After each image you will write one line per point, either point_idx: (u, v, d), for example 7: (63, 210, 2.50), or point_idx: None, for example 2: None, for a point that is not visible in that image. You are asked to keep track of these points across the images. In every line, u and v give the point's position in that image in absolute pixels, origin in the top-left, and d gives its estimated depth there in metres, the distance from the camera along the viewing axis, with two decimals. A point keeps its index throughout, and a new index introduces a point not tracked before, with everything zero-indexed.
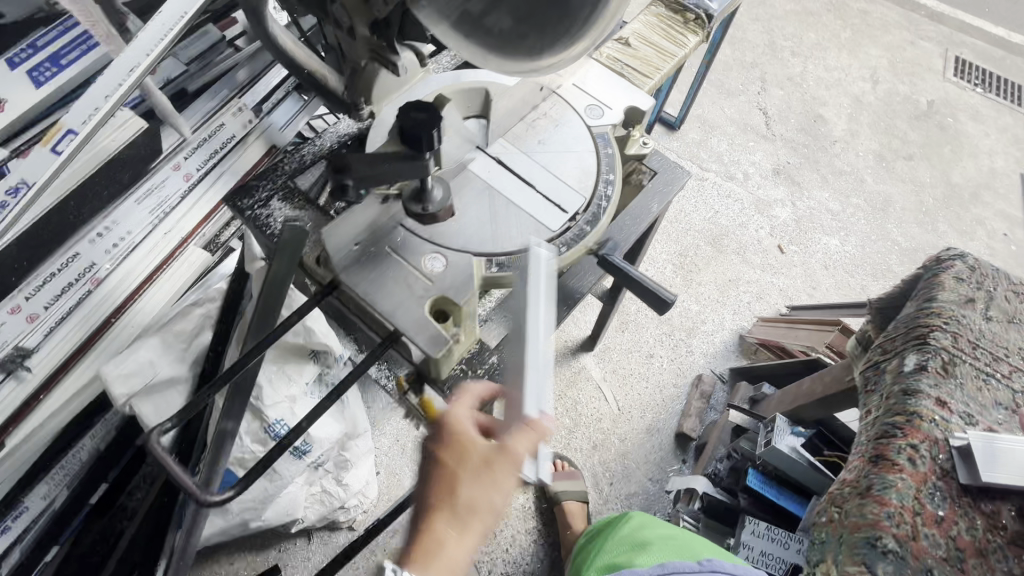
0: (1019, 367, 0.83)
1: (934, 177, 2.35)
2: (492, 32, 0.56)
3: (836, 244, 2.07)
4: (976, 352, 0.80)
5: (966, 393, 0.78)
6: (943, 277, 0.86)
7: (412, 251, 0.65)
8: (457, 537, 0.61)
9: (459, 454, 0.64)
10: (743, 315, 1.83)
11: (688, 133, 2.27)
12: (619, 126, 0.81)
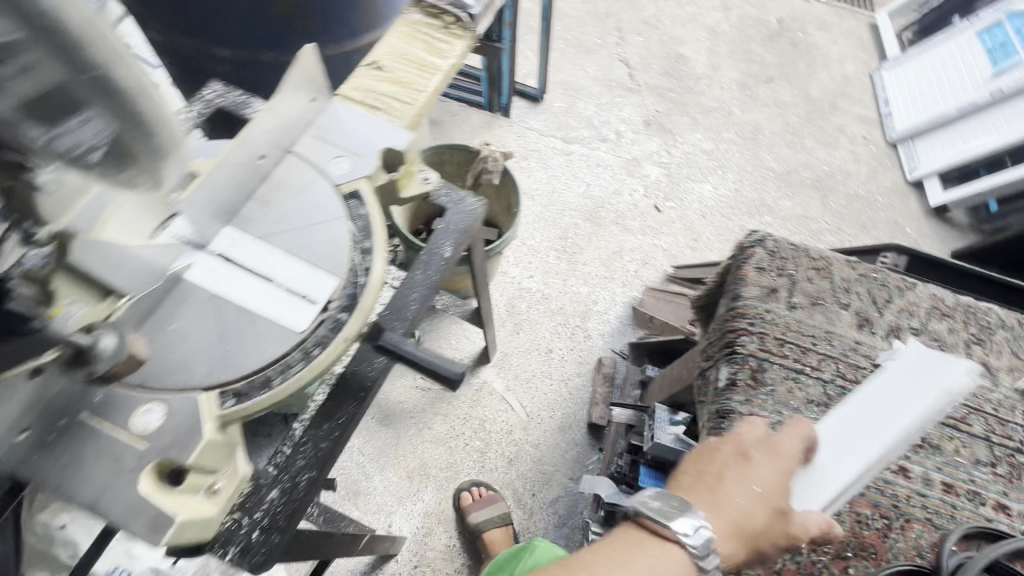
0: (827, 354, 0.87)
1: (795, 95, 2.38)
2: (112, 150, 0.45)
3: (709, 189, 2.05)
4: (781, 350, 0.85)
5: (776, 401, 0.82)
6: (746, 271, 0.92)
7: (120, 409, 0.53)
8: (731, 541, 0.61)
9: (774, 466, 0.65)
10: (632, 286, 1.80)
11: (554, 102, 2.14)
12: (377, 173, 0.69)
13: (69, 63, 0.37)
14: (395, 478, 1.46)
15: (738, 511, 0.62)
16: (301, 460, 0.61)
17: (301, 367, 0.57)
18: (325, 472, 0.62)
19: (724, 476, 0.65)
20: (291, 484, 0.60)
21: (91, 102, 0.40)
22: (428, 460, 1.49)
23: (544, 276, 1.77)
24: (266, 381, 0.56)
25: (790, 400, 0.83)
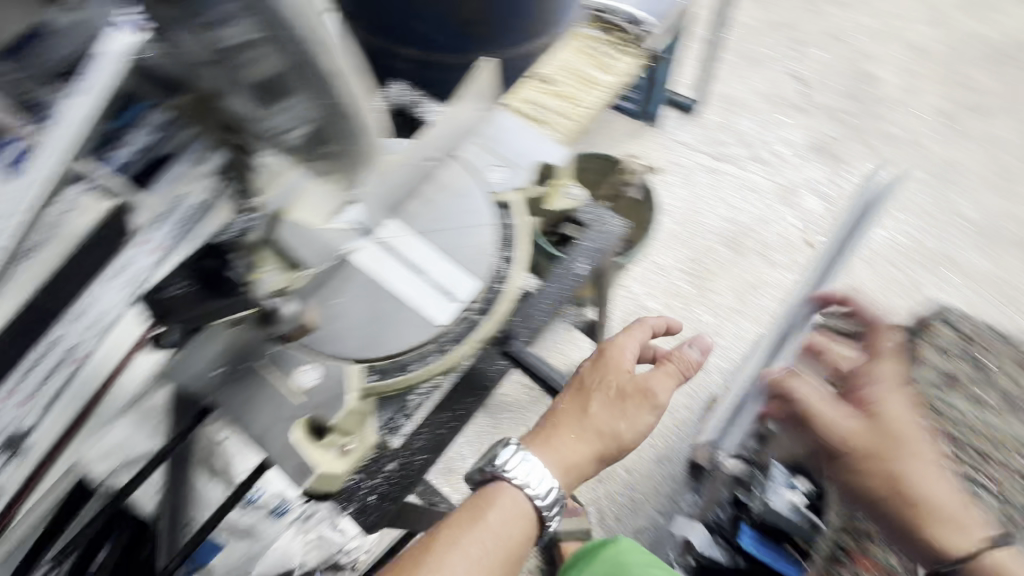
0: (1011, 469, 0.83)
1: (1014, 132, 1.98)
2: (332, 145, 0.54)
3: (878, 231, 1.79)
4: (959, 446, 0.83)
5: (949, 495, 0.79)
6: (924, 353, 0.94)
7: (287, 366, 0.61)
8: (582, 445, 0.75)
9: (599, 373, 0.80)
10: (765, 324, 1.65)
11: (709, 116, 2.02)
12: (529, 186, 0.74)
13: (318, 94, 0.47)
14: None
15: (580, 429, 0.76)
16: (418, 440, 0.67)
17: (435, 357, 0.64)
18: (437, 455, 0.67)
19: (579, 410, 0.78)
20: (407, 460, 0.66)
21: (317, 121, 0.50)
22: None
23: (667, 298, 1.69)
24: (404, 365, 0.64)
25: (971, 507, 0.75)
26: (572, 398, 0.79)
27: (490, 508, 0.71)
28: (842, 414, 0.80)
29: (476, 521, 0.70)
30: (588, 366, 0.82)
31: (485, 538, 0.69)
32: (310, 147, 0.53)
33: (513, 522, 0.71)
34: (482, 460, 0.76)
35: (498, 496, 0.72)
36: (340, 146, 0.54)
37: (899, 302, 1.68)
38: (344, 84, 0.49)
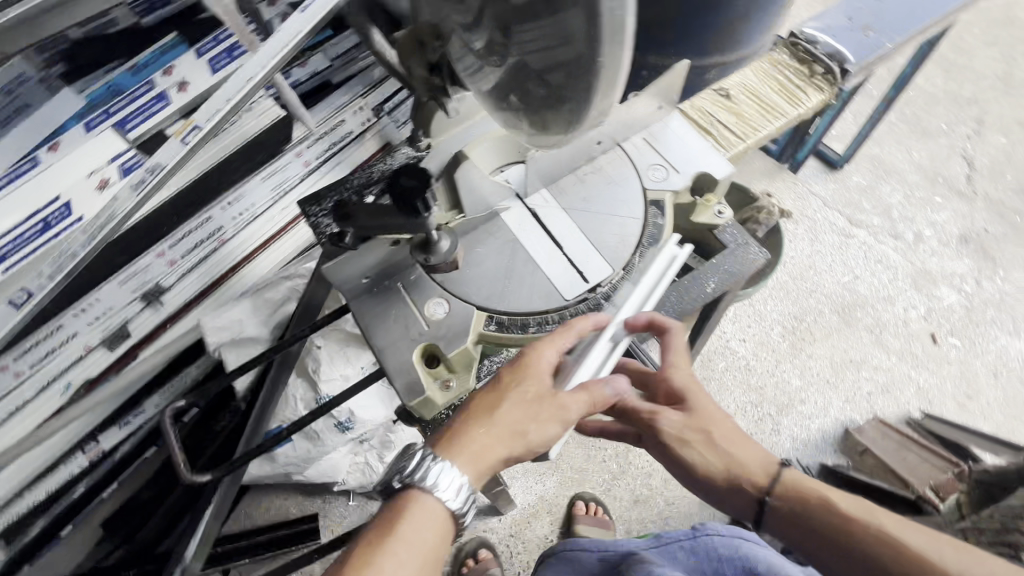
0: None
1: None
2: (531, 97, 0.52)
3: (1019, 348, 1.58)
4: None
5: None
6: None
7: (419, 291, 0.65)
8: (496, 449, 0.58)
9: (520, 372, 0.61)
10: (856, 406, 1.52)
11: (852, 176, 1.86)
12: (683, 192, 0.73)
13: (567, 65, 0.46)
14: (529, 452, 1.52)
15: (498, 431, 0.59)
16: None
17: (554, 326, 0.66)
18: None
19: (493, 409, 0.60)
20: None
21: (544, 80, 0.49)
22: (563, 454, 1.51)
23: (758, 347, 1.60)
24: (524, 325, 0.66)
25: None
26: (498, 408, 0.60)
27: (402, 536, 0.55)
28: (677, 437, 0.71)
29: (389, 552, 0.54)
30: (514, 368, 0.61)
31: (404, 564, 0.54)
32: (540, 87, 0.51)
33: (434, 542, 0.57)
34: None
35: (410, 518, 0.56)
36: (561, 99, 0.50)
37: (1020, 430, 1.49)
38: (610, 49, 0.43)
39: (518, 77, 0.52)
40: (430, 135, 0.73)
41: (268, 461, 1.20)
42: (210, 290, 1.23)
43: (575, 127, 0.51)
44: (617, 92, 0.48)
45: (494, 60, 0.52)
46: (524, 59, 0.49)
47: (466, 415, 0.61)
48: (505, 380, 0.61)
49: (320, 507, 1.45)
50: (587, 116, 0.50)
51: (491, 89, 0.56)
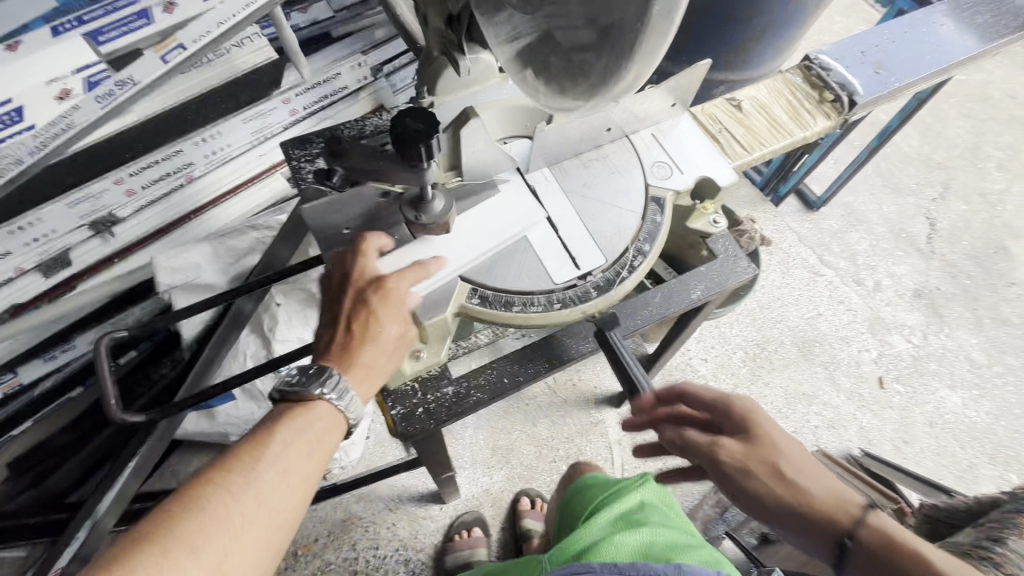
0: None
1: None
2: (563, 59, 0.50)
3: (958, 402, 1.65)
4: None
5: None
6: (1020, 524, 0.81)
7: (407, 253, 0.61)
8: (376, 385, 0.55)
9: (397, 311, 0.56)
10: (803, 437, 1.56)
11: (827, 218, 1.92)
12: (685, 194, 0.72)
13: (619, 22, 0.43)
14: (481, 443, 1.49)
15: (380, 369, 0.55)
16: (480, 381, 0.67)
17: (539, 309, 0.62)
18: (492, 400, 0.66)
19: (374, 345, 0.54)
20: (462, 394, 0.66)
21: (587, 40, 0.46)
22: (515, 449, 1.49)
23: (718, 368, 1.63)
24: (509, 303, 0.62)
25: None
26: (382, 344, 0.54)
27: (305, 440, 0.51)
28: (747, 469, 0.62)
29: (291, 458, 0.50)
30: (377, 302, 0.54)
31: (306, 467, 0.50)
32: (572, 53, 0.48)
33: (332, 446, 0.54)
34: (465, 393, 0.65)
35: (315, 425, 0.52)
36: (592, 65, 0.47)
37: (948, 480, 1.55)
38: (659, 15, 0.42)
39: (551, 40, 0.49)
40: (434, 92, 0.69)
41: (206, 418, 1.12)
42: (168, 228, 1.19)
43: (598, 93, 0.49)
44: (651, 64, 0.47)
45: (527, 14, 0.48)
46: (562, 22, 0.46)
47: (346, 363, 0.53)
48: (372, 316, 0.54)
49: None
50: (614, 83, 0.48)
51: (517, 47, 0.53)
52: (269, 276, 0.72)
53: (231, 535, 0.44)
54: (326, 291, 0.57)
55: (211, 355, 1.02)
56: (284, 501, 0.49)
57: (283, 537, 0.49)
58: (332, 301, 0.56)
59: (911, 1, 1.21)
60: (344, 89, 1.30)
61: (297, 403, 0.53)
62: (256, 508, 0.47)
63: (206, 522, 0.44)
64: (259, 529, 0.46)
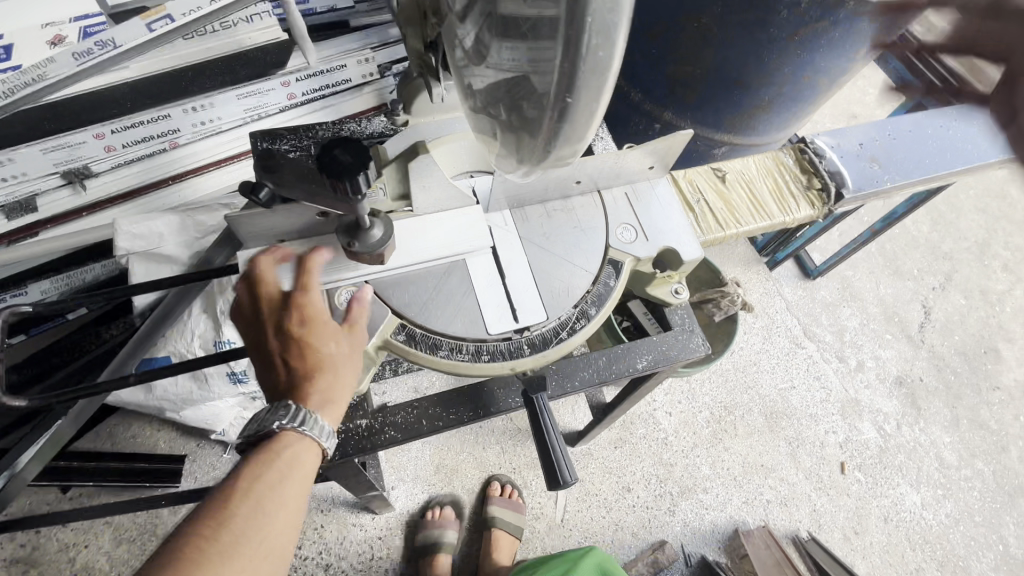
0: None
1: None
2: (501, 115, 0.48)
3: (918, 501, 1.59)
4: None
5: None
6: None
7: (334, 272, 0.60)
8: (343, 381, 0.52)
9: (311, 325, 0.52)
10: (753, 509, 1.52)
11: (821, 289, 1.88)
12: (646, 261, 0.69)
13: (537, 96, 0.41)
14: (426, 459, 1.45)
15: (330, 375, 0.52)
16: (399, 418, 0.65)
17: (466, 357, 0.59)
18: (407, 440, 0.64)
19: (310, 360, 0.51)
20: (376, 428, 0.64)
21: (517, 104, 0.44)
22: (459, 471, 1.46)
23: (681, 425, 1.59)
24: (435, 346, 0.59)
25: None
26: (327, 367, 0.52)
27: (279, 470, 0.49)
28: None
29: (266, 489, 0.48)
30: (303, 328, 0.52)
31: (286, 496, 0.49)
32: (511, 109, 0.45)
33: (309, 471, 0.51)
34: (377, 428, 0.64)
35: (286, 453, 0.50)
36: (526, 131, 0.44)
37: None
38: (583, 96, 0.38)
39: (497, 91, 0.46)
40: (409, 111, 0.67)
41: (143, 391, 1.09)
42: (142, 191, 1.14)
43: (534, 158, 0.47)
44: (584, 140, 0.44)
45: (477, 60, 0.47)
46: (504, 74, 0.44)
47: (298, 400, 0.51)
48: (305, 344, 0.52)
49: (192, 451, 1.34)
50: (547, 154, 0.45)
51: (471, 93, 0.52)
52: (203, 273, 0.69)
53: (219, 570, 0.43)
54: (246, 336, 0.54)
55: (167, 308, 0.96)
56: (266, 531, 0.47)
57: (274, 568, 0.47)
58: (257, 343, 0.54)
59: (929, 94, 1.19)
60: (346, 82, 1.28)
61: (265, 439, 0.50)
62: (239, 542, 0.45)
63: (191, 561, 0.43)
64: (247, 562, 0.45)
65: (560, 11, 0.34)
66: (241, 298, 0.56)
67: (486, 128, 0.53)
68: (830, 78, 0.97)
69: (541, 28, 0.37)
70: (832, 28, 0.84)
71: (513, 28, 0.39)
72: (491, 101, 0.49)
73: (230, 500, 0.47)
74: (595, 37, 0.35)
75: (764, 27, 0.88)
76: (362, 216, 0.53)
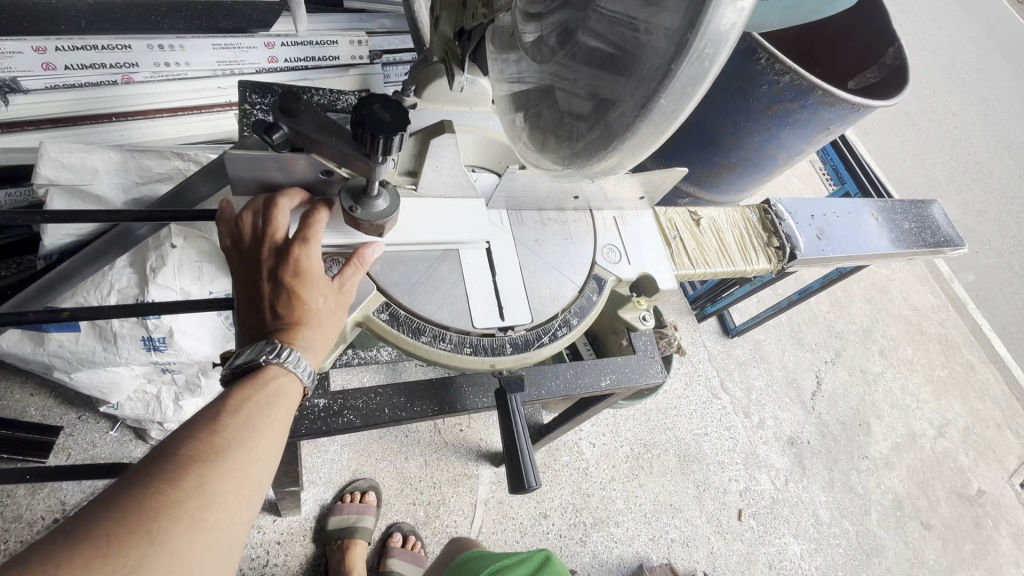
0: None
1: None
2: (552, 120, 0.47)
3: (798, 553, 1.64)
4: None
5: None
6: None
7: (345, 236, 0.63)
8: (325, 330, 0.56)
9: (301, 273, 0.55)
10: (658, 547, 1.52)
11: (737, 349, 1.97)
12: (625, 284, 0.76)
13: (608, 108, 0.41)
14: (343, 463, 1.37)
15: (314, 320, 0.55)
16: (358, 403, 0.65)
17: (448, 346, 0.64)
18: (363, 426, 0.64)
19: (298, 303, 0.55)
20: (334, 410, 0.64)
21: (581, 113, 0.44)
22: (377, 479, 1.37)
23: (602, 457, 1.60)
24: (418, 330, 0.63)
25: None
26: (312, 318, 0.55)
27: (266, 395, 0.51)
28: None
29: (254, 410, 0.50)
30: (295, 278, 0.55)
31: (273, 417, 0.50)
32: (567, 117, 0.46)
33: (292, 405, 0.53)
34: (340, 407, 0.64)
35: (271, 385, 0.51)
36: (582, 136, 0.45)
37: None
38: (655, 119, 0.40)
39: (552, 96, 0.46)
40: (420, 95, 0.66)
41: (33, 341, 0.96)
42: (74, 121, 1.02)
43: (578, 164, 0.47)
44: (635, 158, 0.45)
45: (536, 62, 0.46)
46: (568, 85, 0.44)
47: (282, 340, 0.54)
48: (294, 293, 0.54)
49: (70, 424, 1.15)
50: (594, 161, 0.46)
51: (519, 93, 0.51)
52: (164, 213, 0.62)
53: (210, 469, 0.44)
54: (245, 270, 0.57)
55: (70, 268, 0.86)
56: (255, 443, 0.48)
57: (263, 477, 0.48)
58: (251, 280, 0.56)
59: (858, 188, 1.36)
60: (334, 59, 1.23)
61: (250, 370, 0.52)
62: (231, 446, 0.46)
63: (183, 461, 0.44)
64: (236, 466, 0.46)
65: (672, 34, 0.36)
66: (237, 240, 0.58)
67: (518, 129, 0.54)
68: (790, 154, 1.09)
69: (639, 48, 0.38)
70: (800, 110, 0.97)
71: (605, 45, 0.40)
72: (541, 104, 0.48)
73: (221, 414, 0.48)
74: (700, 50, 0.36)
75: (746, 96, 1.00)
76: (372, 185, 0.57)
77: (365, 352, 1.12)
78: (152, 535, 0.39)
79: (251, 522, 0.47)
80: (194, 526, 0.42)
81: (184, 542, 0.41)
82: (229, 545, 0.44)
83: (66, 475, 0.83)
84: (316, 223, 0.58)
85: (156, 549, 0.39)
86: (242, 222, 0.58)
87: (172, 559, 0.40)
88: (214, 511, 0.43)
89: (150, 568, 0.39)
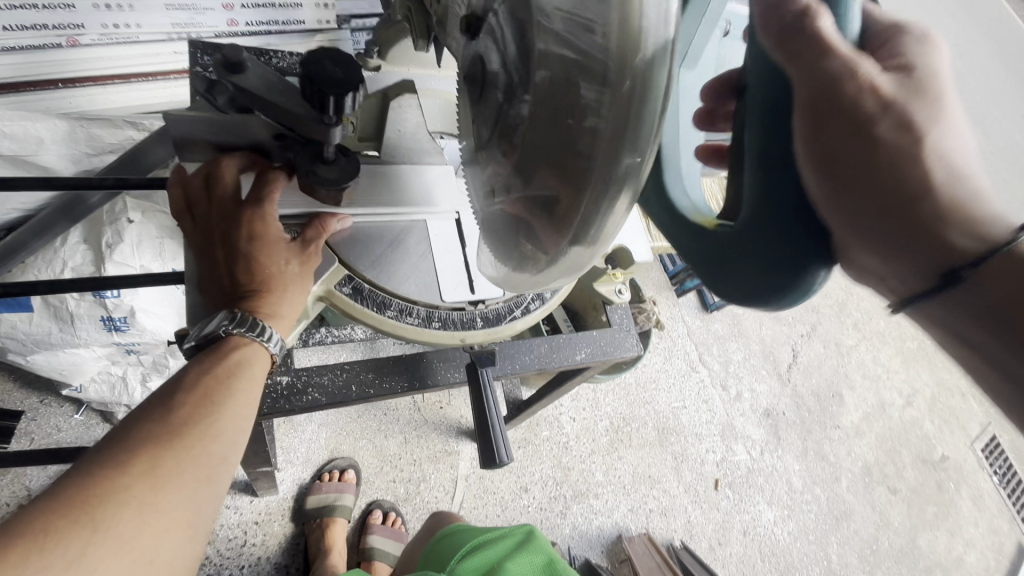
0: None
1: (948, 543, 1.86)
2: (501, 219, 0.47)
3: (772, 520, 1.69)
4: None
5: None
6: None
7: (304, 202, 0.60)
8: (288, 294, 0.54)
9: (258, 235, 0.53)
10: (636, 517, 1.55)
11: (717, 323, 1.98)
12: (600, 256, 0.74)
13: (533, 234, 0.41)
14: (320, 442, 1.35)
15: (275, 284, 0.53)
16: (324, 380, 0.63)
17: (415, 320, 0.64)
18: (330, 404, 0.63)
19: (256, 267, 0.52)
20: (298, 388, 0.62)
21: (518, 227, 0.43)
22: (356, 458, 1.36)
23: (582, 431, 1.61)
24: (383, 305, 0.63)
25: None
26: (274, 282, 0.53)
27: (225, 368, 0.49)
28: None
29: (211, 387, 0.47)
30: (252, 241, 0.52)
31: (233, 391, 0.48)
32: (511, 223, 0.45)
33: (258, 375, 0.51)
34: (304, 385, 0.62)
35: (234, 355, 0.50)
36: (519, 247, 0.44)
37: None
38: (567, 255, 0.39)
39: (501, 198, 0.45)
40: (384, 56, 0.67)
41: None
42: (16, 88, 0.94)
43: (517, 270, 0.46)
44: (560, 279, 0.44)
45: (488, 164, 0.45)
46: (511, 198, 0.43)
47: (244, 308, 0.51)
48: (252, 256, 0.52)
49: (32, 408, 1.11)
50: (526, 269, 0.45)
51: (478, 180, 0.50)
52: (104, 180, 0.57)
53: (162, 450, 0.42)
54: (198, 237, 0.54)
55: (17, 241, 0.81)
56: (214, 419, 0.46)
57: (224, 454, 0.46)
58: (207, 246, 0.53)
59: None
60: (300, 23, 1.15)
61: (212, 340, 0.50)
62: (187, 425, 0.45)
63: (132, 445, 0.42)
64: (193, 445, 0.44)
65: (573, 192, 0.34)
66: (186, 205, 0.54)
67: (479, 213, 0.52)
68: None
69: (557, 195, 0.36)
70: None
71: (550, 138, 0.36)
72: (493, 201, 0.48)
73: (174, 395, 0.46)
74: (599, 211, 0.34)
75: None
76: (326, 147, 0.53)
77: (338, 331, 1.09)
78: (96, 521, 0.37)
79: (215, 500, 0.45)
80: (145, 509, 0.39)
81: (134, 525, 0.38)
82: (188, 524, 0.42)
83: (23, 461, 0.79)
84: (269, 182, 0.55)
85: (100, 535, 0.37)
86: (187, 187, 0.54)
87: (122, 544, 0.37)
88: (169, 492, 0.41)
89: (97, 554, 0.36)
